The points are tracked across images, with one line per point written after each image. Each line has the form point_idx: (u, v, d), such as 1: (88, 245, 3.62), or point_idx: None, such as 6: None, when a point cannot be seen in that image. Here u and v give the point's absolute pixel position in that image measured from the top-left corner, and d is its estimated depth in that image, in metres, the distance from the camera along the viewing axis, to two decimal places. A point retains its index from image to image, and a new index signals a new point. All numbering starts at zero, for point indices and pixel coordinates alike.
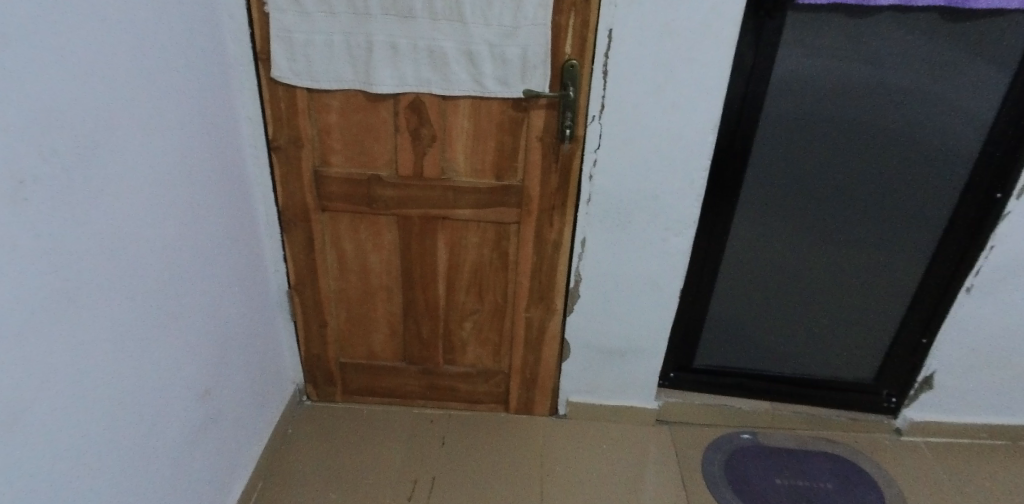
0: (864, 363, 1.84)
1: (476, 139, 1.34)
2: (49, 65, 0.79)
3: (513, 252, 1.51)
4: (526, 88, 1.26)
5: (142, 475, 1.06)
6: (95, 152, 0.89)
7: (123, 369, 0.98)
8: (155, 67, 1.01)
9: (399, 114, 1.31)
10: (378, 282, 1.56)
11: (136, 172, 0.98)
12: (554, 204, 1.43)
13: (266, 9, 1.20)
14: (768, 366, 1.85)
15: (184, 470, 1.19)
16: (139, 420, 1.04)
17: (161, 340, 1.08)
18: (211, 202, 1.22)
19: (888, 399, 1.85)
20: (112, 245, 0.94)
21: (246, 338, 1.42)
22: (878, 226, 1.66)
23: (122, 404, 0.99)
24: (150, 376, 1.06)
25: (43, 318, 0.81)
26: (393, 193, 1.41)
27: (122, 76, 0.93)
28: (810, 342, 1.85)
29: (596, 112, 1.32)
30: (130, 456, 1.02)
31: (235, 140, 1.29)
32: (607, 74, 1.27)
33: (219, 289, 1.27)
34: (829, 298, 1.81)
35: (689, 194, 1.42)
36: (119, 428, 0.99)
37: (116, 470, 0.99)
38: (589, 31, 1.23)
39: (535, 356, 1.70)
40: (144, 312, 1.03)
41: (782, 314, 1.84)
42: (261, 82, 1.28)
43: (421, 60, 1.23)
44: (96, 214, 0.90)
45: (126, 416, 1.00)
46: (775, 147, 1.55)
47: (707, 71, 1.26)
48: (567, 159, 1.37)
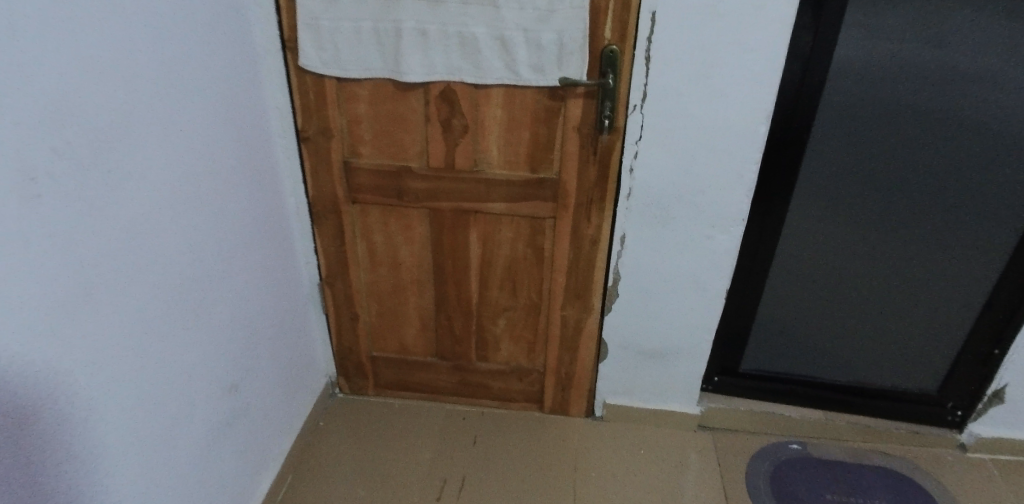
0: (925, 371, 1.71)
1: (510, 130, 1.26)
2: (53, 56, 0.75)
3: (548, 247, 1.44)
4: (563, 76, 1.17)
5: (167, 471, 1.05)
6: (112, 146, 0.86)
7: (144, 368, 0.97)
8: (175, 58, 0.98)
9: (430, 104, 1.23)
10: (409, 275, 1.50)
11: (154, 166, 0.95)
12: (592, 199, 1.36)
13: None
14: (820, 373, 1.74)
15: (211, 465, 1.19)
16: (160, 418, 1.02)
17: (184, 336, 1.06)
18: (236, 196, 1.19)
19: (952, 412, 1.70)
20: (131, 241, 0.92)
21: (275, 330, 1.40)
22: (939, 223, 1.59)
23: (144, 402, 0.98)
24: (173, 373, 1.04)
25: (58, 316, 0.79)
26: (424, 185, 1.33)
27: (138, 70, 0.90)
28: (870, 344, 1.74)
29: (638, 101, 1.23)
30: (153, 452, 1.01)
31: (264, 131, 1.26)
32: (649, 60, 1.19)
33: (246, 283, 1.25)
34: (888, 302, 1.71)
35: (736, 188, 1.34)
36: (140, 428, 0.97)
37: (139, 468, 0.98)
38: (630, 14, 1.14)
39: (571, 355, 1.64)
40: (166, 309, 1.01)
41: (836, 315, 1.75)
42: (290, 70, 1.23)
43: (451, 47, 1.15)
44: (115, 209, 0.88)
45: (147, 415, 0.99)
46: (835, 138, 1.48)
47: (758, 55, 1.16)
48: (605, 152, 1.29)
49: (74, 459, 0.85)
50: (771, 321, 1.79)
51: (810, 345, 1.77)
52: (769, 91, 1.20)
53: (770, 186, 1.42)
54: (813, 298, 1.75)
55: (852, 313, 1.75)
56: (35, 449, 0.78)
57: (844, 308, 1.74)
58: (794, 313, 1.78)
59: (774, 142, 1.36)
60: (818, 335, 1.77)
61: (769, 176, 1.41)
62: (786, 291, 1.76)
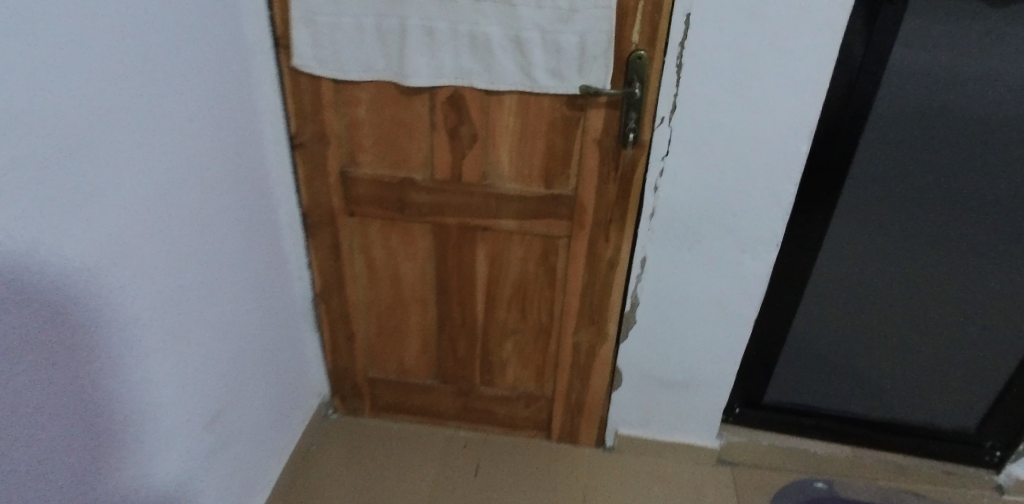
0: (962, 409, 1.60)
1: (524, 140, 1.14)
2: (5, 54, 0.61)
3: (562, 268, 1.32)
4: (584, 84, 1.05)
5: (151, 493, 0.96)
6: (86, 156, 0.74)
7: (131, 383, 0.87)
8: (159, 57, 0.85)
9: (437, 110, 1.10)
10: (411, 294, 1.37)
11: (132, 179, 0.82)
12: (611, 217, 1.24)
13: None
14: (851, 404, 1.64)
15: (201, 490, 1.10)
16: (146, 437, 0.92)
17: (177, 347, 0.97)
18: (223, 209, 1.06)
19: (991, 452, 1.58)
20: (106, 262, 0.79)
21: (264, 353, 1.27)
22: (973, 246, 1.51)
23: (127, 423, 0.88)
24: (162, 388, 0.94)
25: (36, 330, 0.69)
26: (428, 199, 1.21)
27: (117, 67, 0.77)
28: (905, 373, 1.63)
29: (666, 112, 1.11)
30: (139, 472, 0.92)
31: (255, 138, 1.12)
32: (681, 68, 1.06)
33: (234, 304, 1.13)
34: (924, 326, 1.61)
35: (771, 209, 1.21)
36: (123, 450, 0.87)
37: (122, 491, 0.89)
38: (662, 15, 1.02)
39: (583, 382, 1.53)
40: (158, 316, 0.91)
41: (869, 342, 1.64)
42: (283, 70, 1.10)
43: (462, 48, 1.03)
44: (87, 229, 0.75)
45: (131, 436, 0.89)
46: (877, 153, 1.36)
47: (805, 64, 1.04)
48: (628, 168, 1.17)
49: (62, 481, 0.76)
50: (802, 343, 1.67)
51: (840, 373, 1.66)
52: (814, 103, 1.08)
53: (807, 206, 1.30)
54: (845, 321, 1.62)
55: (886, 338, 1.63)
56: (24, 471, 0.69)
57: (877, 331, 1.63)
58: (826, 339, 1.65)
59: (814, 160, 1.24)
60: (853, 361, 1.66)
61: (806, 196, 1.28)
62: (817, 314, 1.62)
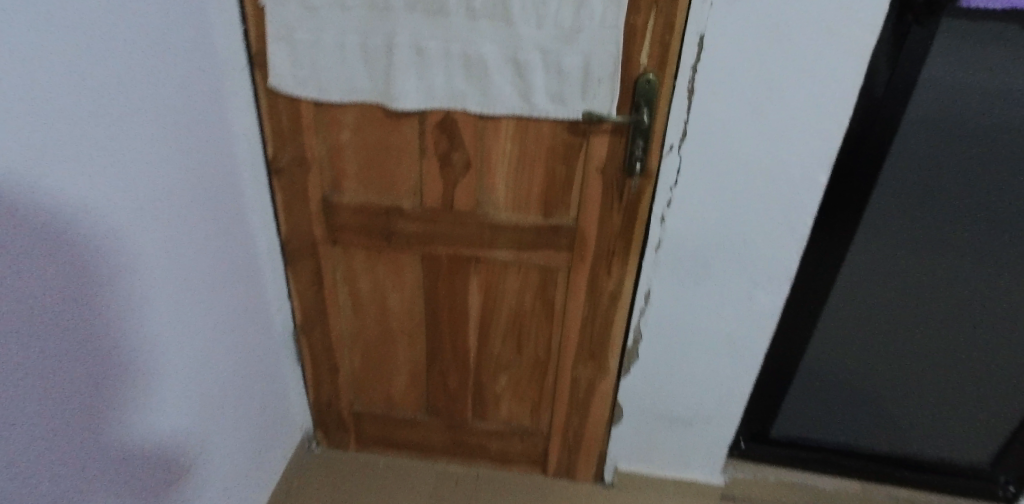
0: (979, 446, 1.60)
1: (521, 167, 1.05)
2: None
3: (560, 301, 1.23)
4: (588, 109, 0.96)
5: (151, 475, 0.93)
6: (25, 194, 0.64)
7: (130, 354, 0.84)
8: (115, 79, 0.76)
9: (427, 135, 1.02)
10: (399, 326, 1.28)
11: (83, 216, 0.73)
12: (614, 249, 1.15)
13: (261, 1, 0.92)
14: (862, 439, 1.64)
15: (199, 480, 1.06)
16: (147, 412, 0.89)
17: (175, 319, 0.93)
18: (193, 240, 0.96)
19: (1004, 487, 1.60)
20: (47, 312, 0.69)
21: (241, 391, 1.18)
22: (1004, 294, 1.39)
23: (126, 398, 0.85)
24: (161, 363, 0.91)
25: (26, 293, 0.66)
26: (418, 228, 1.12)
27: (67, 89, 0.68)
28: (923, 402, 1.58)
29: (676, 139, 1.03)
30: (140, 448, 0.89)
31: (229, 163, 1.03)
32: (693, 92, 0.98)
33: (207, 342, 1.03)
34: (950, 367, 1.52)
35: (785, 242, 1.13)
36: (121, 427, 0.84)
37: (122, 467, 0.86)
38: (673, 36, 0.94)
39: (581, 417, 1.43)
40: (157, 286, 0.88)
41: (888, 378, 1.56)
42: (259, 89, 1.01)
43: (454, 69, 0.94)
44: (25, 277, 0.65)
45: (131, 412, 0.86)
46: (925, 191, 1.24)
47: (826, 89, 0.96)
48: (634, 197, 1.09)
49: (66, 443, 0.74)
50: (814, 377, 1.57)
51: (854, 409, 1.61)
52: (835, 131, 1.00)
53: (822, 238, 1.22)
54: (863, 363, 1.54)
55: (903, 378, 1.55)
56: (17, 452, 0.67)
57: (896, 372, 1.54)
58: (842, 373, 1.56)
59: (833, 190, 1.15)
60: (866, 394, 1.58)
61: (823, 227, 1.20)
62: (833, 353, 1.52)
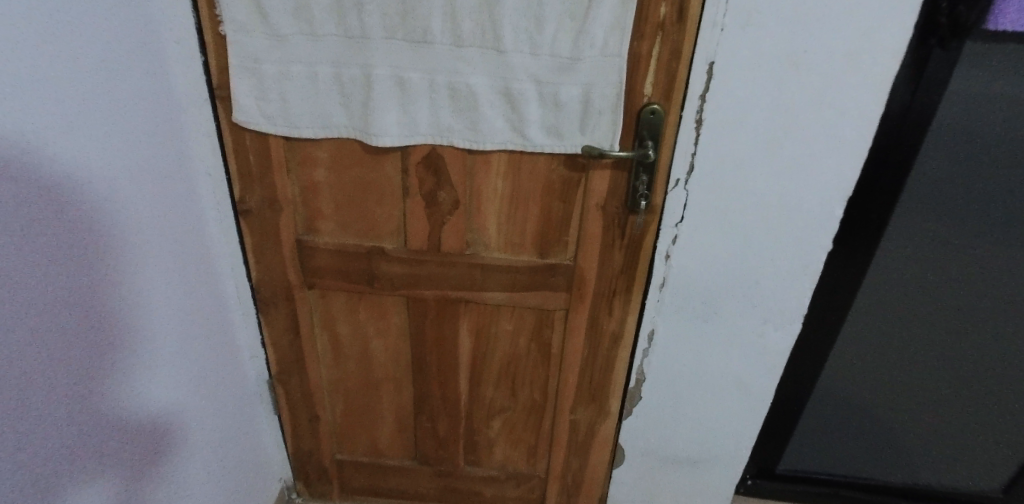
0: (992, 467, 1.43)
1: (514, 205, 0.96)
2: None
3: (558, 343, 1.14)
4: (588, 143, 0.87)
5: (145, 456, 0.86)
6: None
7: (120, 322, 0.78)
8: (62, 118, 0.65)
9: (410, 173, 0.92)
10: (382, 373, 1.18)
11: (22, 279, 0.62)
12: (615, 288, 1.06)
13: (221, 30, 0.82)
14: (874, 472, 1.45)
15: (190, 473, 0.99)
16: (140, 385, 0.83)
17: (164, 291, 0.88)
18: (162, 271, 0.87)
19: None
20: None
21: (214, 446, 1.06)
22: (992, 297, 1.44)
23: (120, 369, 0.79)
24: (151, 335, 0.85)
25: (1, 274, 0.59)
26: (402, 270, 1.02)
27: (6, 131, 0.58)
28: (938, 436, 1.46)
29: (682, 174, 0.94)
30: (132, 428, 0.83)
31: (191, 207, 0.93)
32: (700, 124, 0.90)
33: (180, 382, 0.93)
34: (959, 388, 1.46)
35: (798, 278, 1.05)
36: (115, 399, 0.78)
37: (115, 444, 0.79)
38: (680, 63, 0.86)
39: (580, 461, 1.32)
40: (146, 250, 0.83)
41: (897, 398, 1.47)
42: (221, 126, 0.91)
43: (440, 102, 0.85)
44: None
45: (124, 383, 0.80)
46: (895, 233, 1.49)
47: (845, 118, 0.88)
48: (637, 235, 1.00)
49: (54, 412, 0.68)
50: (823, 395, 1.49)
51: (863, 431, 1.48)
52: (854, 162, 0.92)
53: (834, 277, 1.11)
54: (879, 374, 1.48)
55: (911, 395, 1.47)
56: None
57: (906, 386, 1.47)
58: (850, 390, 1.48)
59: (846, 226, 1.05)
60: (882, 424, 1.47)
61: (835, 265, 1.10)
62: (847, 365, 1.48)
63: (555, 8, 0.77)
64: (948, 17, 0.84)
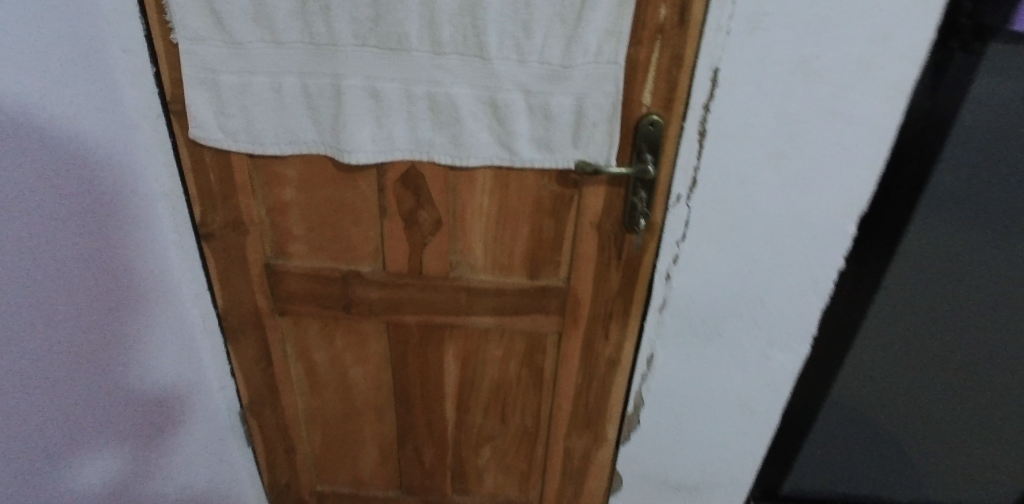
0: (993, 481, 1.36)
1: (501, 224, 0.89)
2: None
3: (550, 368, 1.06)
4: (582, 158, 0.80)
5: (137, 421, 0.91)
6: None
7: (119, 289, 0.82)
8: None
9: (387, 191, 0.85)
10: (363, 400, 1.10)
11: None
12: (612, 312, 0.98)
13: (172, 38, 0.74)
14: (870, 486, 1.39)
15: (188, 444, 1.02)
16: (134, 354, 0.87)
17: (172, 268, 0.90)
18: (164, 247, 0.88)
19: None
20: None
21: (205, 434, 1.06)
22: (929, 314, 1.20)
23: (112, 334, 0.83)
24: (154, 307, 0.88)
25: None
26: (381, 295, 0.94)
27: None
28: (944, 449, 1.34)
29: (684, 189, 0.87)
30: (120, 394, 0.87)
31: (146, 230, 0.84)
32: (704, 136, 0.83)
33: (182, 354, 0.96)
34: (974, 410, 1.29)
35: (806, 298, 0.96)
36: (106, 361, 0.83)
37: (101, 409, 0.84)
38: (682, 71, 0.79)
39: (575, 489, 1.23)
40: (152, 221, 0.85)
41: (907, 422, 1.32)
42: (178, 142, 0.82)
43: (419, 114, 0.77)
44: None
45: (117, 347, 0.84)
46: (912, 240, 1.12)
47: (857, 127, 0.81)
48: (635, 254, 0.92)
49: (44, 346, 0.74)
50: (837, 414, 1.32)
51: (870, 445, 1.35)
52: (868, 175, 0.84)
53: (845, 298, 1.02)
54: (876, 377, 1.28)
55: (916, 422, 1.32)
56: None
57: (913, 415, 1.32)
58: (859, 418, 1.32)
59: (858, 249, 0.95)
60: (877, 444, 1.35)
61: (847, 287, 1.00)
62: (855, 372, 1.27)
63: (544, 11, 0.70)
64: (969, 17, 0.79)
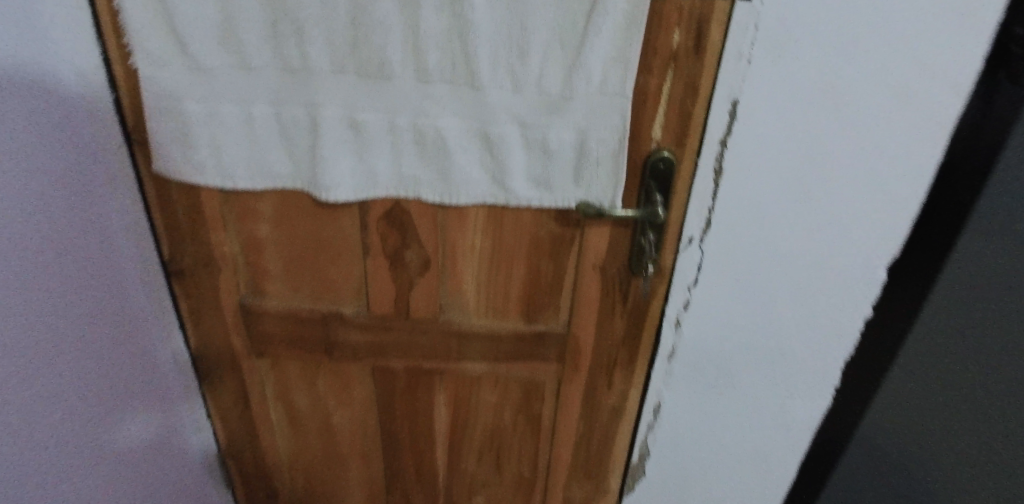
0: None
1: (495, 265, 0.81)
2: None
3: (549, 416, 0.98)
4: (583, 199, 0.72)
5: (160, 404, 0.90)
6: None
7: (128, 297, 0.81)
8: None
9: (370, 229, 0.78)
10: (347, 445, 1.02)
11: None
12: (616, 359, 0.90)
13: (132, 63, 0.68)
14: None
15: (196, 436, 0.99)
16: (147, 369, 0.86)
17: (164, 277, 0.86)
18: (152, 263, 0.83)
19: None
20: None
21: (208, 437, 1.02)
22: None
23: (128, 346, 0.82)
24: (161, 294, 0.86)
25: None
26: (365, 338, 0.88)
27: None
28: None
29: (697, 231, 0.79)
30: (141, 405, 0.86)
31: (117, 265, 0.78)
32: (721, 173, 0.75)
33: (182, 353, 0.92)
34: None
35: (832, 347, 0.87)
36: (129, 380, 0.83)
37: (133, 386, 0.83)
38: (697, 103, 0.71)
39: None
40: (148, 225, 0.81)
41: None
42: (143, 178, 0.77)
43: (403, 147, 0.70)
44: None
45: (132, 359, 0.83)
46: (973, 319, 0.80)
47: (892, 165, 0.72)
48: (641, 299, 0.84)
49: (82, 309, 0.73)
50: None
51: None
52: (903, 218, 0.75)
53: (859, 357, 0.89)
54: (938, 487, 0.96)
55: None
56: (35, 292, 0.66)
57: None
58: None
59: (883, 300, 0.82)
60: None
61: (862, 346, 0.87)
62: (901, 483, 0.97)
63: (542, 35, 0.62)
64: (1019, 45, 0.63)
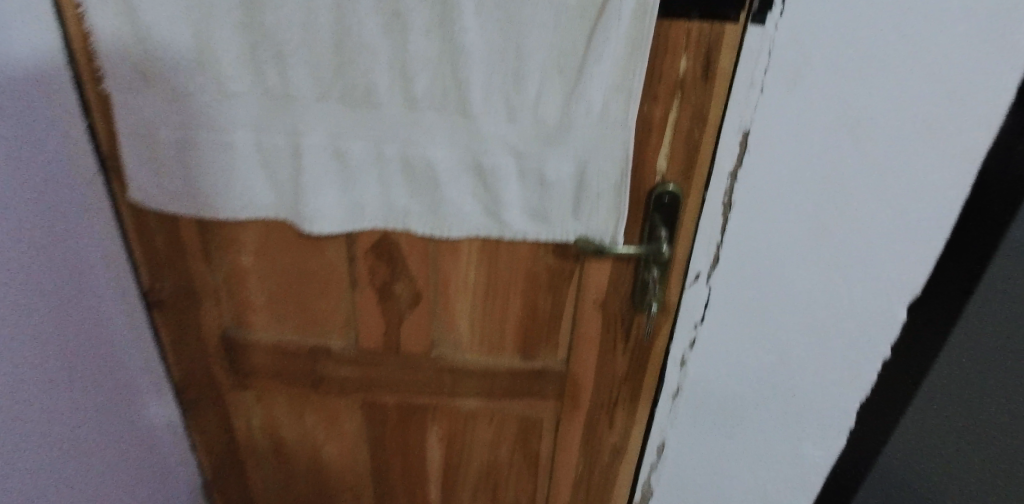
0: None
1: (490, 300, 0.77)
2: None
3: (547, 455, 0.93)
4: (582, 234, 0.68)
5: (145, 432, 0.85)
6: None
7: (108, 324, 0.77)
8: None
9: (358, 262, 0.74)
10: (336, 479, 0.98)
11: None
12: (616, 398, 0.86)
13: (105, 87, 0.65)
14: None
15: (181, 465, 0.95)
16: (135, 396, 0.83)
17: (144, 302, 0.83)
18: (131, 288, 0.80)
19: None
20: None
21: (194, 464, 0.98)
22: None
23: (110, 372, 0.78)
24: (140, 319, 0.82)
25: None
26: (353, 372, 0.84)
27: None
28: None
29: (704, 266, 0.74)
30: (127, 434, 0.82)
31: (97, 294, 0.75)
32: (730, 206, 0.70)
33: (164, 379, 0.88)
34: None
35: (850, 392, 0.81)
36: (113, 407, 0.79)
37: (117, 415, 0.79)
38: (705, 131, 0.67)
39: None
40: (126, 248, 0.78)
41: None
42: (122, 208, 0.75)
43: (391, 177, 0.66)
44: None
45: (116, 387, 0.79)
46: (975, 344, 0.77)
47: (917, 200, 0.67)
48: (644, 337, 0.79)
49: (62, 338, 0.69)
50: None
51: None
52: (928, 256, 0.70)
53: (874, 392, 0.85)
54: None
55: None
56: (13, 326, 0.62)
57: None
58: None
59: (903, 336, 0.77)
60: None
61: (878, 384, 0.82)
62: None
63: (537, 63, 0.58)
64: None
